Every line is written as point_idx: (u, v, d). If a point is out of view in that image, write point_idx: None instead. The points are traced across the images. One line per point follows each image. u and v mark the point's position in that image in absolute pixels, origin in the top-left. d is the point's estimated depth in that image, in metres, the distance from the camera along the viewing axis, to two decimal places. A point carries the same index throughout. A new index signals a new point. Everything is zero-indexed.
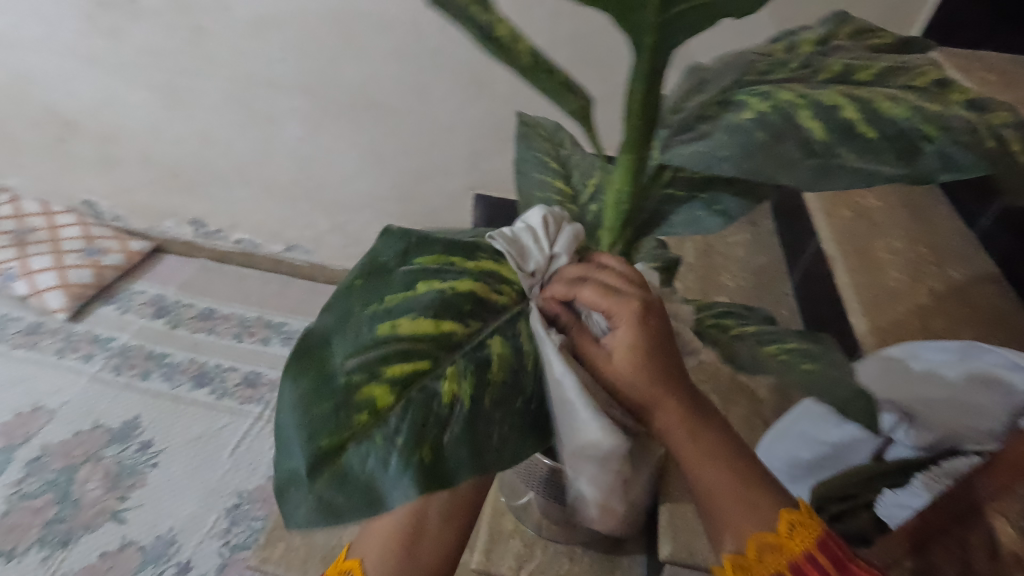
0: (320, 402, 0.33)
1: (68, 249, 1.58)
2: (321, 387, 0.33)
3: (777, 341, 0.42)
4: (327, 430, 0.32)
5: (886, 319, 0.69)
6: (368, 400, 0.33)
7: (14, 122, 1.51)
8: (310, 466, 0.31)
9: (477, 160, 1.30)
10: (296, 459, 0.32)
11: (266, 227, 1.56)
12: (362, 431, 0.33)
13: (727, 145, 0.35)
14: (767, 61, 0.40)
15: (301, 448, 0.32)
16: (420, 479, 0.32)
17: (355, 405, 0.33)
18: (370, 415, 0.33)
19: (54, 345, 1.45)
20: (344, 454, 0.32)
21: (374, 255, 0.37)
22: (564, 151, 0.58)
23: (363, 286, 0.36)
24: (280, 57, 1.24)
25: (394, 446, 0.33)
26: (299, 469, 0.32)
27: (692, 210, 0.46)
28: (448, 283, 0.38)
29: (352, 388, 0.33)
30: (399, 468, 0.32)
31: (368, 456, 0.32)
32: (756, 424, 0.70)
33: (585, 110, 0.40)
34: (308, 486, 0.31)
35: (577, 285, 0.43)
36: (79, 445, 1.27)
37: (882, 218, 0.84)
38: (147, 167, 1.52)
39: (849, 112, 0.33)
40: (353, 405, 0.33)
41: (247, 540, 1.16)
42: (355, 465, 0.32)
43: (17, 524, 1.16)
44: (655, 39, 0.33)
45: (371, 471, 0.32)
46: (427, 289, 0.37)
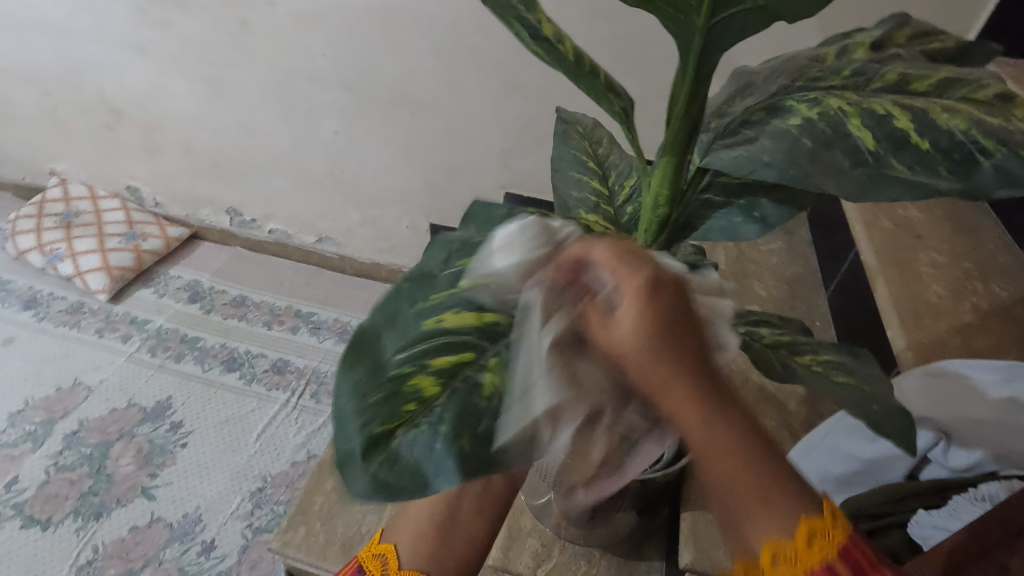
0: (373, 391, 0.34)
1: (111, 233, 1.64)
2: (374, 378, 0.34)
3: (812, 351, 0.41)
4: (380, 418, 0.33)
5: (926, 336, 0.67)
6: (416, 392, 0.34)
7: (67, 109, 1.57)
8: (364, 449, 0.33)
9: (510, 159, 1.30)
10: (352, 442, 0.33)
11: (300, 218, 1.59)
12: (411, 420, 0.34)
13: (771, 151, 0.34)
14: (819, 67, 0.39)
15: (353, 433, 0.33)
16: (464, 467, 0.33)
17: (403, 396, 0.34)
18: (417, 405, 0.34)
19: (95, 325, 1.51)
20: (392, 442, 0.33)
21: (422, 263, 0.36)
22: (602, 151, 0.58)
23: (410, 288, 0.36)
24: (321, 52, 1.26)
25: (439, 432, 0.34)
26: (352, 453, 0.33)
27: (729, 218, 0.45)
28: None
29: (403, 379, 0.34)
30: (444, 451, 0.33)
31: (415, 444, 0.33)
32: (784, 437, 0.69)
33: (626, 112, 0.40)
34: (364, 466, 0.32)
35: (583, 255, 0.34)
36: (114, 422, 1.32)
37: (926, 231, 0.81)
38: (189, 156, 1.56)
39: (902, 121, 0.32)
40: (402, 397, 0.34)
41: (269, 523, 1.18)
42: (407, 450, 0.33)
43: (55, 495, 1.21)
44: (703, 42, 0.33)
45: (418, 457, 0.33)
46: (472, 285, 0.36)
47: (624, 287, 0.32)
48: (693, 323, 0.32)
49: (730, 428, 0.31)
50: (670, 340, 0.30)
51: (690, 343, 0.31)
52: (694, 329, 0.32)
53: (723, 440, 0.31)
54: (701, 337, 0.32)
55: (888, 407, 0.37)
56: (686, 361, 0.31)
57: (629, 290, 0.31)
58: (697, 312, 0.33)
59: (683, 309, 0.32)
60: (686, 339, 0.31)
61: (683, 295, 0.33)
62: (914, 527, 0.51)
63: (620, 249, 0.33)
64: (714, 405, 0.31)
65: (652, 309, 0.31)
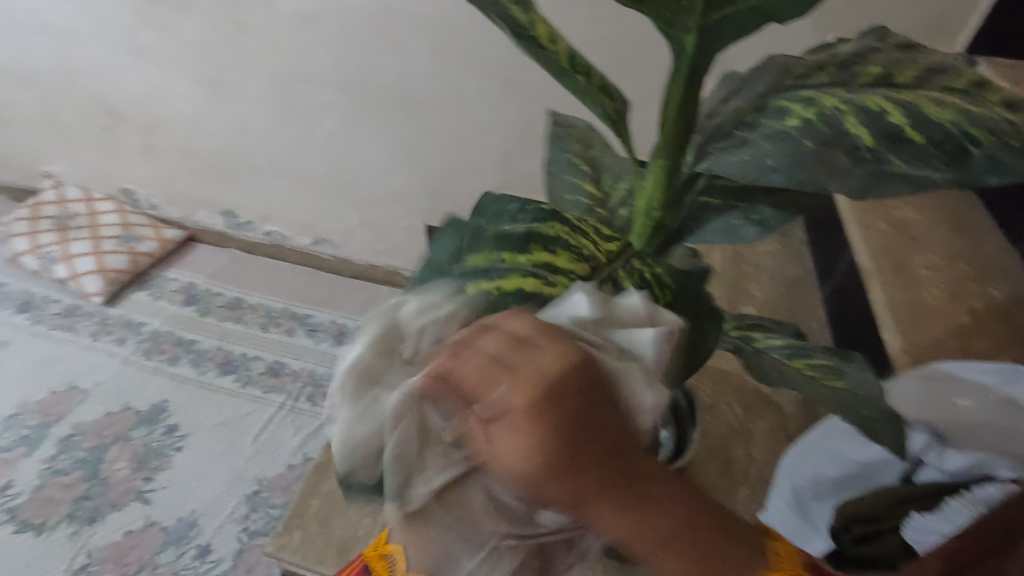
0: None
1: (107, 235, 1.64)
2: (368, 391, 0.35)
3: (805, 356, 0.41)
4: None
5: (922, 337, 0.67)
6: None
7: (63, 111, 1.57)
8: (360, 461, 0.35)
9: (508, 160, 1.30)
10: (352, 450, 0.36)
11: (297, 220, 1.59)
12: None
13: (773, 154, 0.34)
14: (804, 63, 0.39)
15: (352, 444, 0.35)
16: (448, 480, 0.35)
17: None
18: None
19: (90, 327, 1.50)
20: None
21: (430, 258, 0.36)
22: (595, 154, 0.58)
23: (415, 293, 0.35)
24: (318, 54, 1.26)
25: None
26: (354, 461, 0.35)
27: (729, 221, 0.45)
28: (495, 282, 0.35)
29: None
30: None
31: None
32: (780, 439, 0.68)
33: (619, 114, 0.40)
34: (358, 478, 0.35)
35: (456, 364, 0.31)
36: (109, 426, 1.31)
37: (921, 232, 0.81)
38: (185, 158, 1.56)
39: (896, 116, 0.32)
40: None
41: (265, 527, 1.18)
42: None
43: (49, 499, 1.20)
44: (696, 42, 0.33)
45: None
46: (474, 292, 0.34)
47: (512, 409, 0.30)
48: (587, 430, 0.30)
49: (643, 523, 0.31)
50: (560, 466, 0.30)
51: (584, 457, 0.30)
52: (591, 434, 0.31)
53: (637, 535, 0.31)
54: (596, 447, 0.31)
55: (884, 409, 0.36)
56: (579, 477, 0.30)
57: (519, 407, 0.30)
58: (596, 410, 0.31)
59: (573, 418, 0.30)
60: (577, 454, 0.30)
61: (576, 396, 0.31)
62: (910, 531, 0.51)
63: (500, 356, 0.31)
64: (619, 506, 0.31)
65: (539, 429, 0.30)
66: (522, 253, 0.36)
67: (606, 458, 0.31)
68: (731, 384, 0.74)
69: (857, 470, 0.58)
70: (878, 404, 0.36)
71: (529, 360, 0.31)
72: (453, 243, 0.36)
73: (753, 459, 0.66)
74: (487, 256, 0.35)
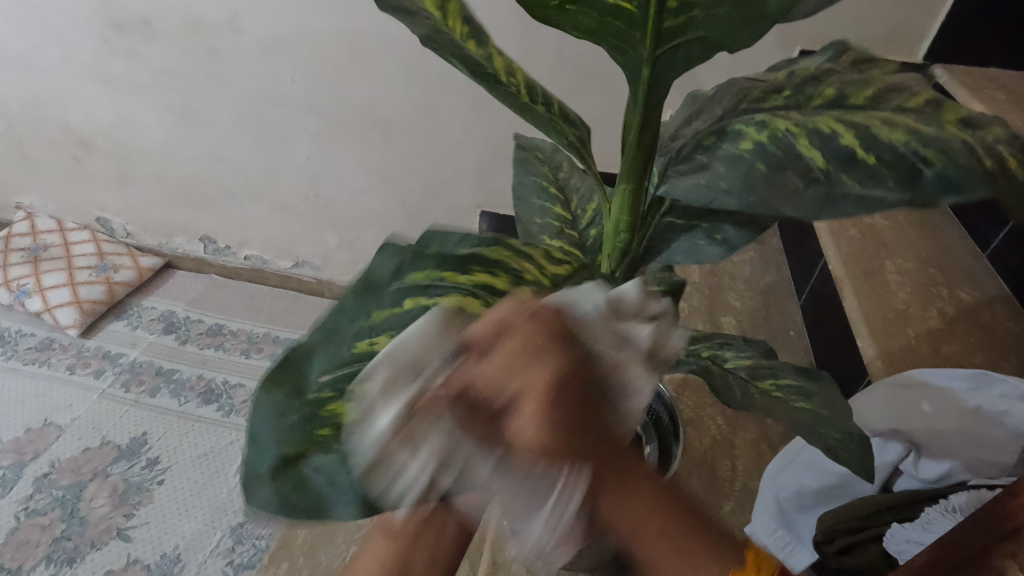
0: (291, 412, 0.32)
1: (81, 266, 1.61)
2: (293, 398, 0.32)
3: (773, 375, 0.42)
4: (291, 440, 0.32)
5: (896, 344, 0.68)
6: (333, 417, 0.32)
7: (32, 142, 1.54)
8: (273, 469, 0.32)
9: (485, 177, 1.30)
10: (262, 460, 0.32)
11: (276, 243, 1.58)
12: (324, 446, 0.32)
13: (726, 178, 0.35)
14: (761, 87, 0.40)
15: (266, 450, 0.32)
16: (364, 500, 0.32)
17: (317, 420, 0.32)
18: (331, 430, 0.32)
19: (66, 361, 1.47)
20: (301, 464, 0.32)
21: (369, 271, 0.31)
22: (563, 176, 0.59)
23: (354, 301, 0.31)
24: (290, 77, 1.26)
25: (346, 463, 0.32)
26: (265, 470, 0.32)
27: (694, 240, 0.44)
28: (439, 301, 0.31)
29: (321, 403, 0.32)
30: (347, 483, 0.32)
31: (323, 470, 0.32)
32: (763, 450, 0.69)
33: (581, 141, 0.41)
34: (269, 482, 0.31)
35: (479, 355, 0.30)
36: (87, 462, 1.28)
37: (890, 238, 0.83)
38: (160, 186, 1.54)
39: (846, 137, 0.32)
40: (318, 419, 0.32)
41: (251, 559, 1.16)
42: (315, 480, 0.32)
43: (26, 541, 1.16)
44: (650, 73, 0.33)
45: (320, 486, 0.31)
46: (414, 306, 0.31)
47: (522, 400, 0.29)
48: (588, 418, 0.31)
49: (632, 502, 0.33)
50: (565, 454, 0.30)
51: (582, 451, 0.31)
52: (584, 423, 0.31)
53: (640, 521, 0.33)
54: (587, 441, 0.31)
55: (845, 432, 0.38)
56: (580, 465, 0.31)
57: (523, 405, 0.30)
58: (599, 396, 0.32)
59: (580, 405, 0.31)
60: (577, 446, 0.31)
61: (563, 411, 0.30)
62: (890, 541, 0.51)
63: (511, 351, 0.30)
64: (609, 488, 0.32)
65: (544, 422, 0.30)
66: (463, 274, 0.31)
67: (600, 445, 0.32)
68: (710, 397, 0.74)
69: (837, 481, 0.59)
70: (841, 429, 0.38)
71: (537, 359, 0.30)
72: (394, 257, 0.31)
73: (737, 471, 0.67)
74: (426, 276, 0.31)
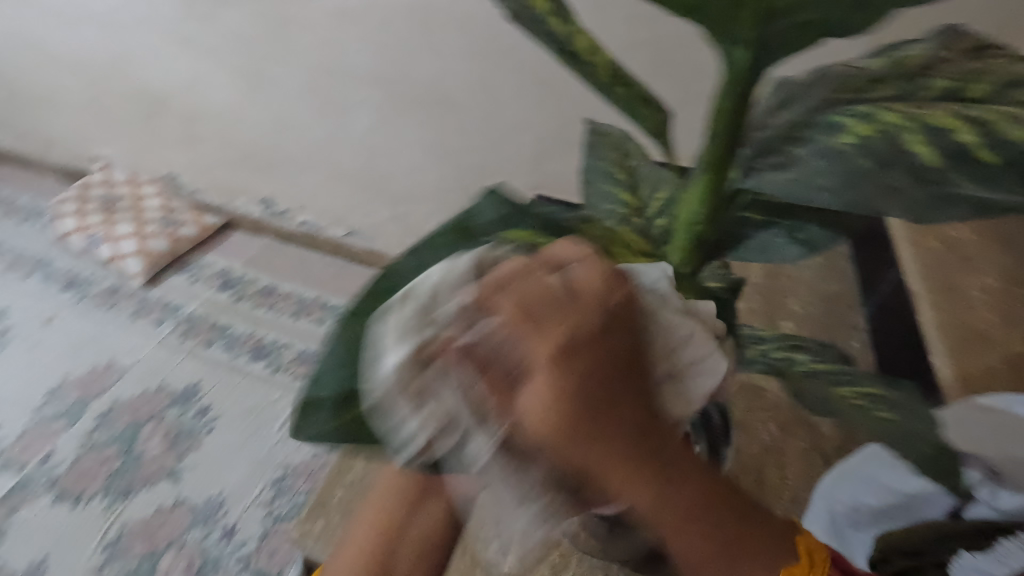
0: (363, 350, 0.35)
1: (149, 219, 1.69)
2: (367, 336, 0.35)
3: (851, 382, 0.39)
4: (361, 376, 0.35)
5: (975, 364, 0.65)
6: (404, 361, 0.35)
7: (112, 97, 1.62)
8: (340, 400, 0.35)
9: (542, 161, 1.29)
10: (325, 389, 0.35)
11: (331, 211, 1.61)
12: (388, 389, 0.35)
13: (822, 173, 0.33)
14: (864, 74, 0.36)
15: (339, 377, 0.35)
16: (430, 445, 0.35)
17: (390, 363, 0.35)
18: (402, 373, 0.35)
19: (130, 307, 1.55)
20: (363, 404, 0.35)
21: (473, 216, 0.39)
22: (632, 162, 0.56)
23: (455, 245, 0.38)
24: (357, 48, 1.27)
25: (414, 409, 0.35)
26: (328, 401, 0.35)
27: (771, 237, 0.43)
28: None
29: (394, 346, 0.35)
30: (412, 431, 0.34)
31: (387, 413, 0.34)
32: (815, 462, 0.67)
33: (663, 126, 0.38)
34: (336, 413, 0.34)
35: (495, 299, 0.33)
36: (145, 404, 1.35)
37: (975, 253, 0.77)
38: (225, 148, 1.60)
39: (964, 134, 0.30)
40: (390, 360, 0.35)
41: (289, 512, 1.20)
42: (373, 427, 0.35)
43: (87, 471, 1.25)
44: (750, 56, 0.32)
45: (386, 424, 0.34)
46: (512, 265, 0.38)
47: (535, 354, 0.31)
48: (630, 384, 0.33)
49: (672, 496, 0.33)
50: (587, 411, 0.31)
51: (602, 420, 0.31)
52: (619, 388, 0.32)
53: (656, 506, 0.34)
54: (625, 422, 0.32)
55: (934, 444, 0.34)
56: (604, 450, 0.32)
57: (539, 359, 0.31)
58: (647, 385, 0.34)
59: (615, 376, 0.32)
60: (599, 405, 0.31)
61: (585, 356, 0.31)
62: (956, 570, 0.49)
63: (550, 289, 0.32)
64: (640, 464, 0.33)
65: (561, 392, 0.31)
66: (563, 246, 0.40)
67: (642, 417, 0.33)
68: (764, 403, 0.72)
69: (900, 499, 0.55)
70: (930, 439, 0.34)
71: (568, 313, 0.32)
72: (500, 211, 0.40)
73: (786, 479, 0.65)
74: (526, 237, 0.39)
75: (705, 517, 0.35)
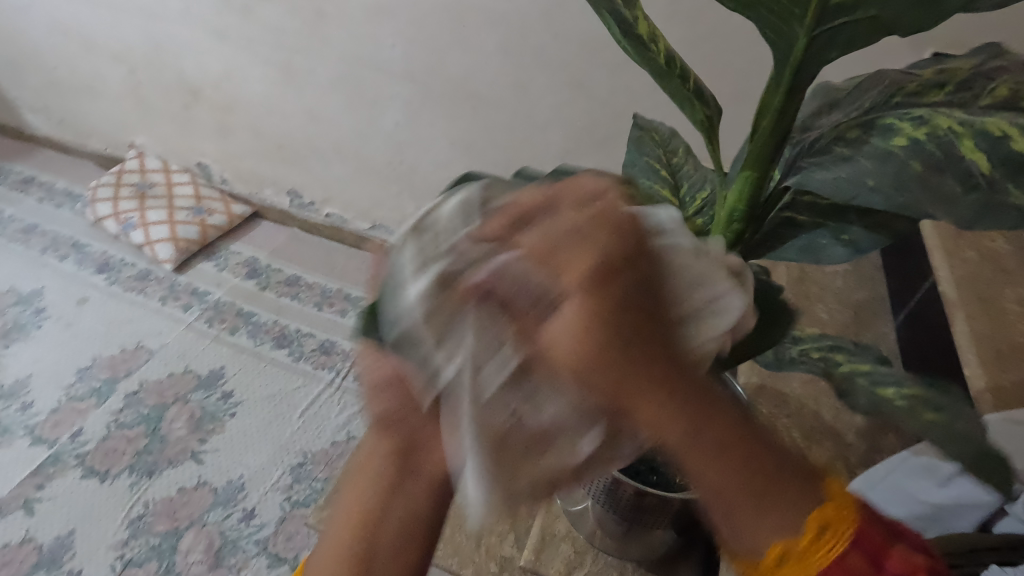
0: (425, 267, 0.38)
1: (180, 206, 1.73)
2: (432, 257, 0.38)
3: (894, 384, 0.39)
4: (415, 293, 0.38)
5: (1009, 378, 0.63)
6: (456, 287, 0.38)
7: (149, 87, 1.66)
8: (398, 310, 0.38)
9: (569, 160, 1.28)
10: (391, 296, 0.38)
11: (357, 204, 1.63)
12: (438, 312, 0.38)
13: (874, 173, 0.33)
14: (916, 80, 0.36)
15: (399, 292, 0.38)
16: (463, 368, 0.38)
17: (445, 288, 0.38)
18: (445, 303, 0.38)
19: (159, 292, 1.59)
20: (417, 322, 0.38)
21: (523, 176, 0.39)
22: (675, 160, 0.56)
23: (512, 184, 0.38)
24: (390, 43, 1.28)
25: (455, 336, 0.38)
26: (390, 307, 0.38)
27: (815, 238, 0.43)
28: None
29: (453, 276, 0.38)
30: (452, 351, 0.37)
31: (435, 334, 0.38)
32: (840, 470, 0.66)
33: (709, 120, 0.39)
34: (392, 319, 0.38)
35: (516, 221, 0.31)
36: (171, 387, 1.39)
37: (1013, 264, 0.75)
38: (256, 139, 1.63)
39: (1019, 141, 0.30)
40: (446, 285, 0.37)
41: (307, 499, 1.22)
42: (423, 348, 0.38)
43: (114, 449, 1.28)
44: (801, 57, 0.32)
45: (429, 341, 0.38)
46: None
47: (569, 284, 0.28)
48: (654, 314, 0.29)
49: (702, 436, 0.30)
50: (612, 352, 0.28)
51: (639, 343, 0.28)
52: (648, 318, 0.29)
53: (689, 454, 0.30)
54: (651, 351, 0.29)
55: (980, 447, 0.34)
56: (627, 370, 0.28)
57: (571, 282, 0.28)
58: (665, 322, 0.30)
59: (637, 303, 0.29)
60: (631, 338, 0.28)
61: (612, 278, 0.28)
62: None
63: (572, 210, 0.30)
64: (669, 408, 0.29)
65: (596, 312, 0.28)
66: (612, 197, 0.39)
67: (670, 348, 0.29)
68: (789, 409, 0.72)
69: (929, 512, 0.55)
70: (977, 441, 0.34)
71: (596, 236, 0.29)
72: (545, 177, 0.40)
73: None
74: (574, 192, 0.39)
75: (729, 465, 0.31)
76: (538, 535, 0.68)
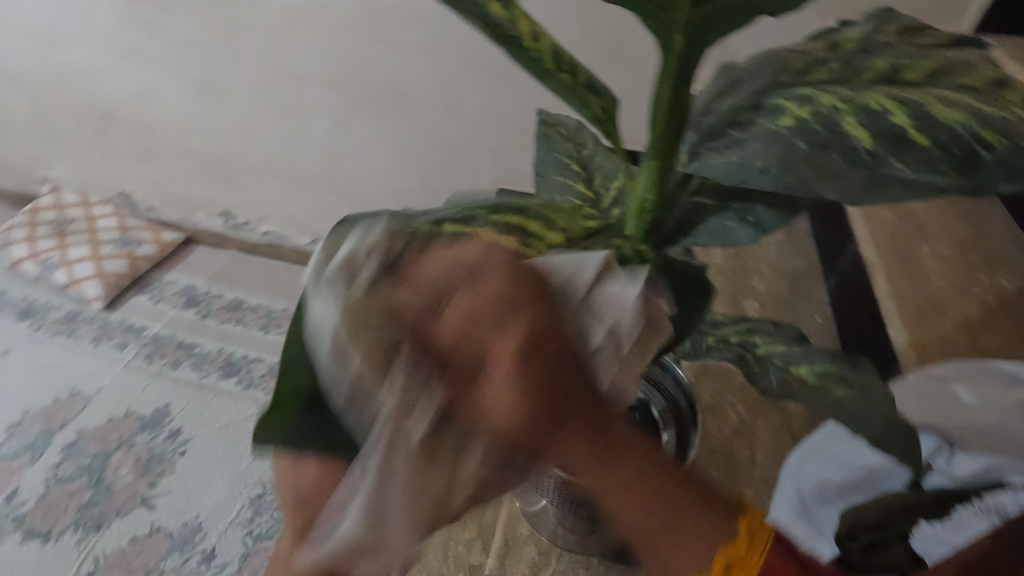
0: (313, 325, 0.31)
1: (105, 240, 1.64)
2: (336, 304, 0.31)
3: (806, 360, 0.40)
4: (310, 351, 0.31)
5: (931, 333, 0.66)
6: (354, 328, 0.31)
7: (56, 117, 1.56)
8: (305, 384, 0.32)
9: (505, 155, 1.27)
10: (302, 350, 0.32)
11: (295, 219, 1.58)
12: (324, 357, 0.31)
13: (762, 155, 0.32)
14: (804, 58, 0.37)
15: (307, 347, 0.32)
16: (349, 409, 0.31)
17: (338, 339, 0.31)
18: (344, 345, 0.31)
19: (91, 333, 1.50)
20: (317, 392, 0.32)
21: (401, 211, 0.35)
22: (590, 153, 0.55)
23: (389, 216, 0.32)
24: (308, 51, 1.24)
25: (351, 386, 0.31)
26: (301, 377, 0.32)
27: (723, 222, 0.42)
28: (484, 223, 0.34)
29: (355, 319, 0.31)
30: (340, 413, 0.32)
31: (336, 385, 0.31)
32: (785, 439, 0.68)
33: (605, 113, 0.38)
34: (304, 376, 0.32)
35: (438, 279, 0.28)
36: (113, 431, 1.31)
37: (929, 222, 0.79)
38: (180, 160, 1.55)
39: (897, 117, 0.30)
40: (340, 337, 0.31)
41: (269, 531, 1.18)
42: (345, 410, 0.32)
43: (55, 505, 1.21)
44: (685, 40, 0.31)
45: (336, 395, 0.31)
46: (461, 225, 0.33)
47: (492, 356, 0.26)
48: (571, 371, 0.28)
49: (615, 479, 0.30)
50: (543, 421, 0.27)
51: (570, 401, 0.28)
52: (576, 375, 0.28)
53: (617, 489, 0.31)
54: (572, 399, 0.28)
55: (890, 420, 0.35)
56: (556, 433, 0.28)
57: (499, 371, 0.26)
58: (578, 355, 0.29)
59: (558, 362, 0.28)
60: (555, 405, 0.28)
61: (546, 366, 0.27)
62: (916, 540, 0.52)
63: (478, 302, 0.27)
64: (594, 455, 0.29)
65: (526, 390, 0.26)
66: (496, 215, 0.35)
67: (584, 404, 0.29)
68: (732, 383, 0.73)
69: (863, 475, 0.56)
70: (884, 416, 0.35)
71: (516, 309, 0.27)
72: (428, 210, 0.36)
73: (756, 460, 0.66)
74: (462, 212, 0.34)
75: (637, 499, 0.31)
76: (500, 542, 0.67)
